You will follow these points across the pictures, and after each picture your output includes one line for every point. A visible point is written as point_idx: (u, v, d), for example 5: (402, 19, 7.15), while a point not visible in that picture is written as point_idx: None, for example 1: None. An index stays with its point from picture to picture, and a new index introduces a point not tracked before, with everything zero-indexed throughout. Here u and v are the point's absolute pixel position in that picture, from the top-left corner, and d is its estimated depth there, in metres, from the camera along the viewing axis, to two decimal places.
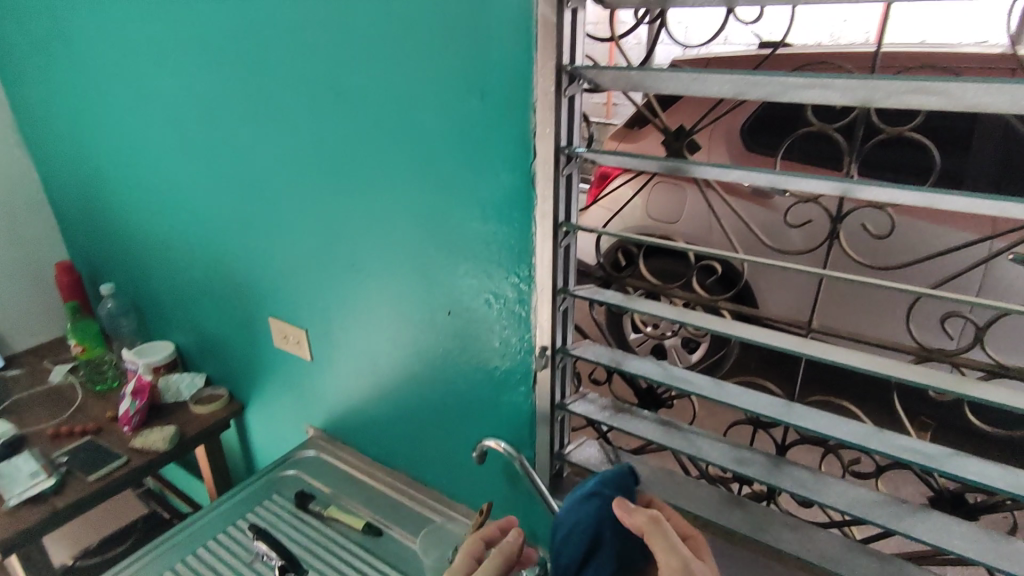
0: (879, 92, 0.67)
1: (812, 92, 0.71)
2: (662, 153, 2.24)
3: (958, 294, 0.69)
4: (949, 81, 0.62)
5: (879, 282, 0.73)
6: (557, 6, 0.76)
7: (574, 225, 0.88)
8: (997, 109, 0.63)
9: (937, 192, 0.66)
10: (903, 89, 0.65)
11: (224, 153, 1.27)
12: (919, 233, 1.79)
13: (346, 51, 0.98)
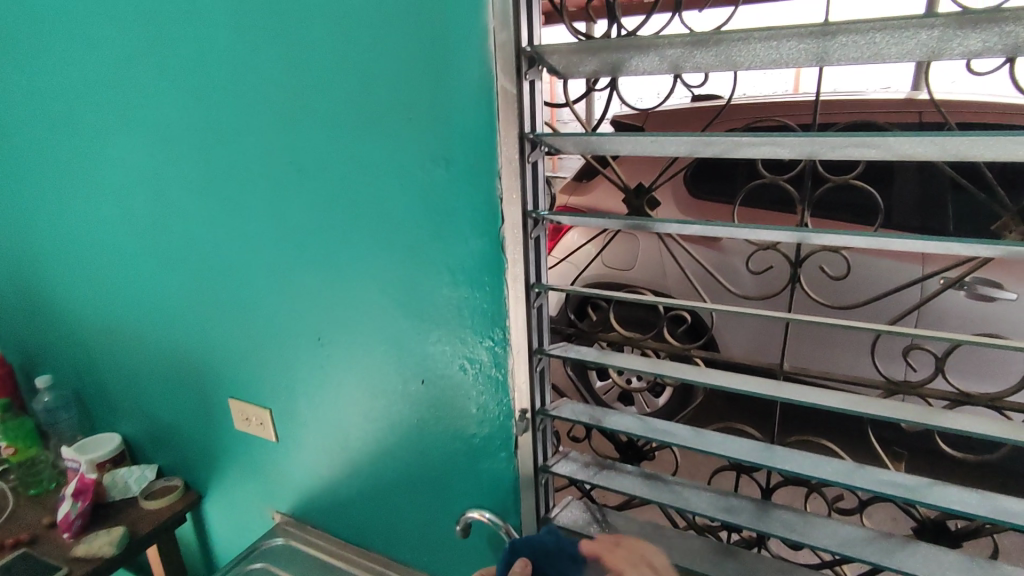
0: (823, 147, 0.72)
1: (763, 150, 0.75)
2: (613, 205, 2.32)
3: (918, 329, 0.71)
4: (885, 136, 0.67)
5: (844, 322, 0.75)
6: (516, 78, 0.79)
7: (545, 285, 0.89)
8: (928, 158, 0.68)
9: (890, 237, 0.70)
10: (844, 143, 0.70)
11: (175, 232, 1.23)
12: (871, 272, 1.91)
13: (304, 127, 0.98)
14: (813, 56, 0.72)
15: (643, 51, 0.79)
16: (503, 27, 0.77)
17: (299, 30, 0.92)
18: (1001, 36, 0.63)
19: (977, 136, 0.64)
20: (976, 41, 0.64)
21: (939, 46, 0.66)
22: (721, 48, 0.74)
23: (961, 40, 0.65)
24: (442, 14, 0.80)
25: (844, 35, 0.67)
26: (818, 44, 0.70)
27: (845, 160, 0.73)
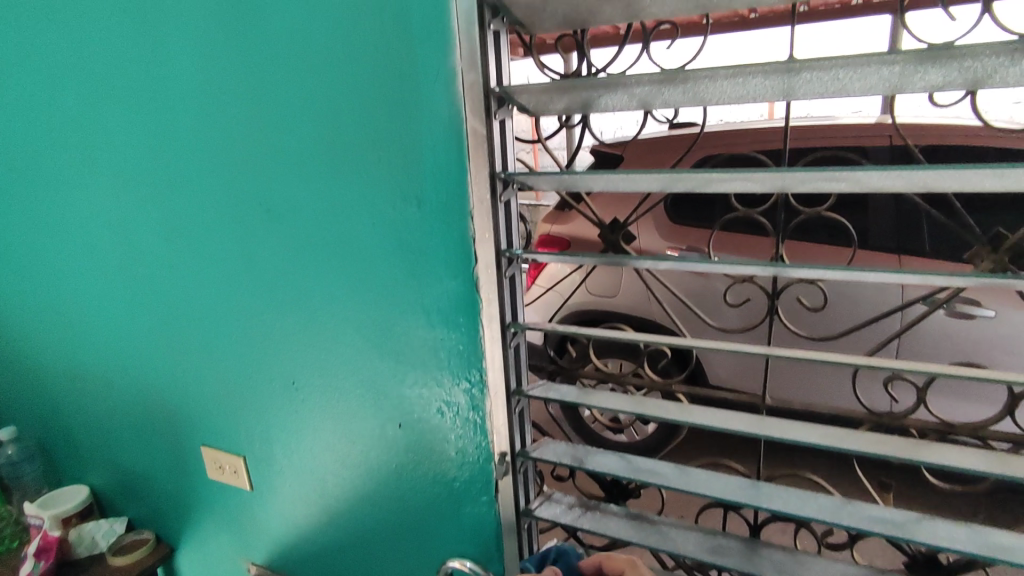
0: (793, 181, 0.72)
1: (735, 184, 0.75)
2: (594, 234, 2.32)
3: (896, 363, 0.70)
4: (855, 171, 0.67)
5: (822, 357, 0.74)
6: (485, 118, 0.79)
7: (522, 324, 0.88)
8: (898, 190, 0.68)
9: (864, 271, 0.70)
10: (814, 178, 0.70)
11: (144, 276, 1.20)
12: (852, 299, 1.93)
13: (274, 169, 0.96)
14: (779, 91, 0.72)
15: (612, 88, 0.79)
16: (471, 67, 0.77)
17: (268, 73, 0.91)
18: (962, 70, 0.63)
19: (944, 170, 0.64)
20: (937, 75, 0.65)
21: (902, 81, 0.67)
22: (688, 86, 0.75)
23: (923, 75, 0.65)
24: (410, 56, 0.80)
25: (808, 71, 0.68)
26: (784, 80, 0.70)
27: (818, 193, 0.73)
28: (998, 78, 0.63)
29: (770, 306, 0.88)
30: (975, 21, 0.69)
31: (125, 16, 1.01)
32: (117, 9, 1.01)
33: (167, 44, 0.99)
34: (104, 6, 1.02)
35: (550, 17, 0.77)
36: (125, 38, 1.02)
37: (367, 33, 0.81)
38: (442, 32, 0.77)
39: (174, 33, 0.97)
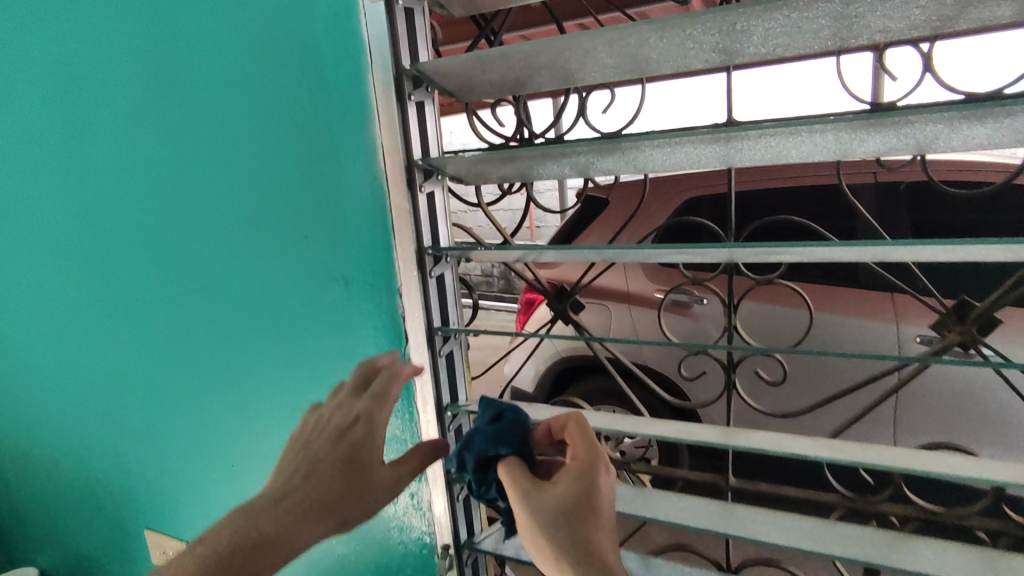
0: (738, 254, 0.67)
1: (681, 256, 0.70)
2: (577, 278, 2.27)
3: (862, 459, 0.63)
4: (798, 246, 0.63)
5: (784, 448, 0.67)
6: (410, 193, 0.74)
7: (460, 407, 0.81)
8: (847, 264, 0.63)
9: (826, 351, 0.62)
10: (757, 253, 0.66)
11: (77, 355, 1.13)
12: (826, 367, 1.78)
13: (197, 246, 0.91)
14: (717, 158, 0.70)
15: (548, 158, 0.76)
16: (393, 141, 0.73)
17: (182, 149, 0.86)
18: (909, 135, 0.59)
19: (892, 244, 0.59)
20: (882, 141, 0.61)
21: (843, 147, 0.64)
22: (620, 155, 0.73)
23: (867, 140, 0.62)
24: (329, 129, 0.76)
25: (747, 138, 0.65)
26: (724, 147, 0.67)
27: (768, 260, 0.66)
28: (942, 144, 0.60)
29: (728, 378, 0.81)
30: (917, 80, 0.65)
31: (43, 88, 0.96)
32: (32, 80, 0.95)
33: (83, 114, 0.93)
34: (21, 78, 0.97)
35: (485, 87, 0.75)
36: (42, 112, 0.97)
37: (285, 111, 0.77)
38: (359, 106, 0.73)
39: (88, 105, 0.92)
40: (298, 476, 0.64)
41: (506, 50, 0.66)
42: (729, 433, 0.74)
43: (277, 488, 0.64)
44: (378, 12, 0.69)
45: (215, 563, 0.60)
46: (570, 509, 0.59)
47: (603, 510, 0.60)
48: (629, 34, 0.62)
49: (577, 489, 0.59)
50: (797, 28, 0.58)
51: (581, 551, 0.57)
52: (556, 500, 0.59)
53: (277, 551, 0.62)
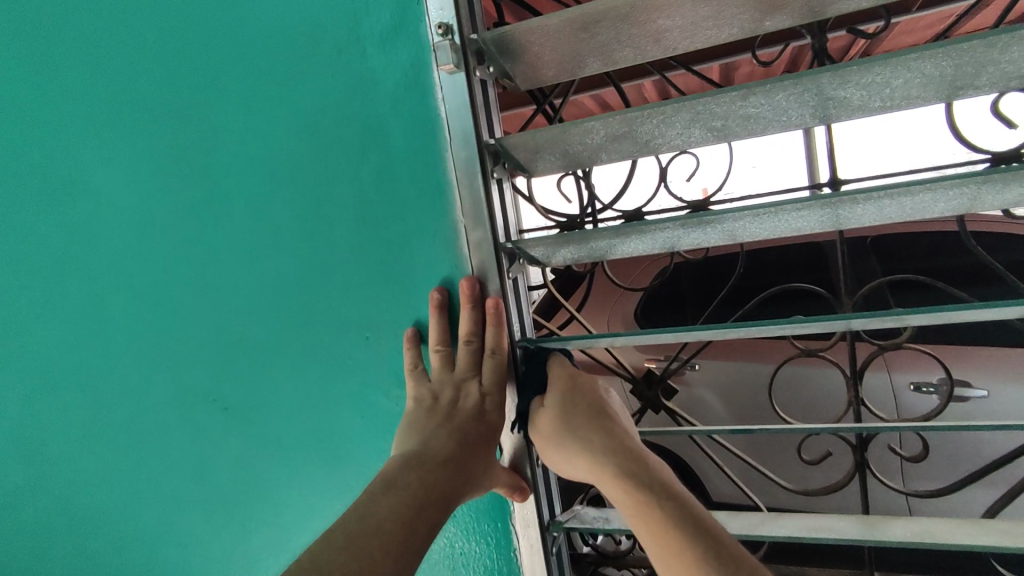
0: (857, 325, 0.59)
1: (789, 329, 0.60)
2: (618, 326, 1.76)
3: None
4: (940, 311, 0.55)
5: (949, 545, 0.58)
6: (499, 278, 0.64)
7: (560, 525, 0.66)
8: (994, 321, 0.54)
9: (956, 423, 0.59)
10: (877, 322, 0.57)
11: (70, 493, 0.97)
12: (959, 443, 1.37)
13: (230, 341, 0.79)
14: (828, 222, 0.61)
15: (629, 236, 0.65)
16: (476, 225, 0.63)
17: (219, 233, 0.76)
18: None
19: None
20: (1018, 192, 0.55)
21: (970, 203, 0.57)
22: (719, 226, 0.63)
23: (1002, 193, 0.55)
24: (401, 218, 0.67)
25: (858, 203, 0.57)
26: (836, 212, 0.58)
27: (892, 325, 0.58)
28: None
29: (860, 457, 0.83)
30: None
31: (42, 162, 0.82)
32: (23, 179, 0.85)
33: (91, 227, 0.82)
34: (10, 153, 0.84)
35: (554, 160, 0.66)
36: (38, 190, 0.83)
37: (332, 205, 0.70)
38: (437, 186, 0.65)
39: (98, 179, 0.80)
40: (453, 442, 0.62)
41: (603, 119, 0.59)
42: (867, 523, 0.65)
43: (430, 450, 0.62)
44: (456, 84, 0.61)
45: (399, 527, 0.58)
46: (564, 427, 0.61)
47: (595, 411, 0.62)
48: (753, 93, 0.55)
49: (564, 407, 0.62)
50: (929, 80, 0.54)
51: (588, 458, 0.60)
52: (549, 424, 0.62)
53: (443, 508, 0.61)
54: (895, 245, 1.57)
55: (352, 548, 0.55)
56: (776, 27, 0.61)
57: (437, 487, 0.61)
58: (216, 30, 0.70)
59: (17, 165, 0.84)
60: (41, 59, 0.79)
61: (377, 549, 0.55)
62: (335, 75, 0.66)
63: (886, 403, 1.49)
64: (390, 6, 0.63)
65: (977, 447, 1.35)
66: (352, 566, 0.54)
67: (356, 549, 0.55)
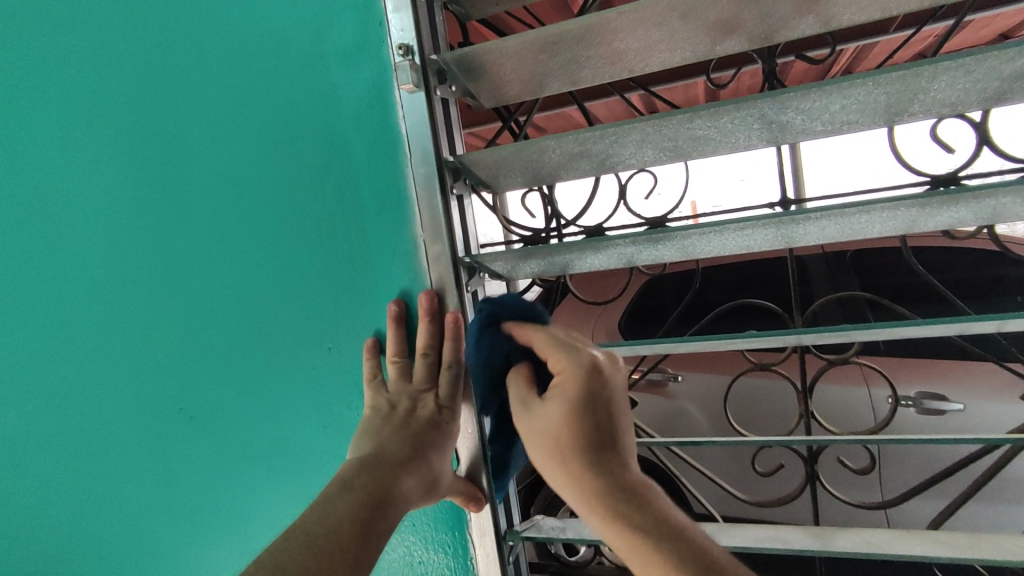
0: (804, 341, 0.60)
1: (738, 343, 0.61)
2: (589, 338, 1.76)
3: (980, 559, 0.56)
4: (881, 327, 0.56)
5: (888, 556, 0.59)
6: (456, 291, 0.65)
7: (519, 535, 0.67)
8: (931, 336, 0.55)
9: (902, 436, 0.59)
10: (821, 338, 0.59)
11: (34, 503, 0.97)
12: (911, 451, 1.40)
13: (197, 348, 0.80)
14: (777, 239, 0.63)
15: (586, 252, 0.66)
16: (435, 239, 0.65)
17: (187, 240, 0.77)
18: (984, 209, 0.56)
19: (975, 317, 0.52)
20: (953, 215, 0.57)
21: (910, 224, 0.59)
22: (672, 242, 0.64)
23: (940, 214, 0.57)
24: (363, 230, 0.68)
25: (802, 222, 0.58)
26: (780, 231, 0.60)
27: (839, 341, 0.58)
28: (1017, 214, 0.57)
29: (810, 468, 0.86)
30: (975, 152, 0.65)
31: (17, 169, 0.83)
32: None
33: (58, 236, 0.84)
34: None
35: (516, 177, 0.68)
36: (11, 195, 0.84)
37: (295, 216, 0.71)
38: (398, 199, 0.66)
39: (71, 185, 0.81)
40: (406, 447, 0.63)
41: (558, 138, 0.60)
42: (816, 534, 0.65)
43: (382, 454, 0.63)
44: (416, 102, 0.63)
45: (357, 529, 0.59)
46: (570, 438, 0.54)
47: (608, 420, 0.55)
48: (699, 116, 0.57)
49: (575, 411, 0.54)
50: (868, 105, 0.56)
51: (593, 481, 0.53)
52: (551, 425, 0.55)
53: (399, 509, 0.62)
54: (868, 263, 1.61)
55: (311, 548, 0.57)
56: (727, 52, 0.63)
57: (393, 487, 0.62)
58: (183, 46, 0.72)
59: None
60: (11, 70, 0.80)
61: (333, 553, 0.57)
62: (300, 91, 0.68)
63: (864, 415, 1.50)
64: (353, 24, 0.64)
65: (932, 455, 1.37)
66: (310, 565, 0.56)
67: (315, 547, 0.57)
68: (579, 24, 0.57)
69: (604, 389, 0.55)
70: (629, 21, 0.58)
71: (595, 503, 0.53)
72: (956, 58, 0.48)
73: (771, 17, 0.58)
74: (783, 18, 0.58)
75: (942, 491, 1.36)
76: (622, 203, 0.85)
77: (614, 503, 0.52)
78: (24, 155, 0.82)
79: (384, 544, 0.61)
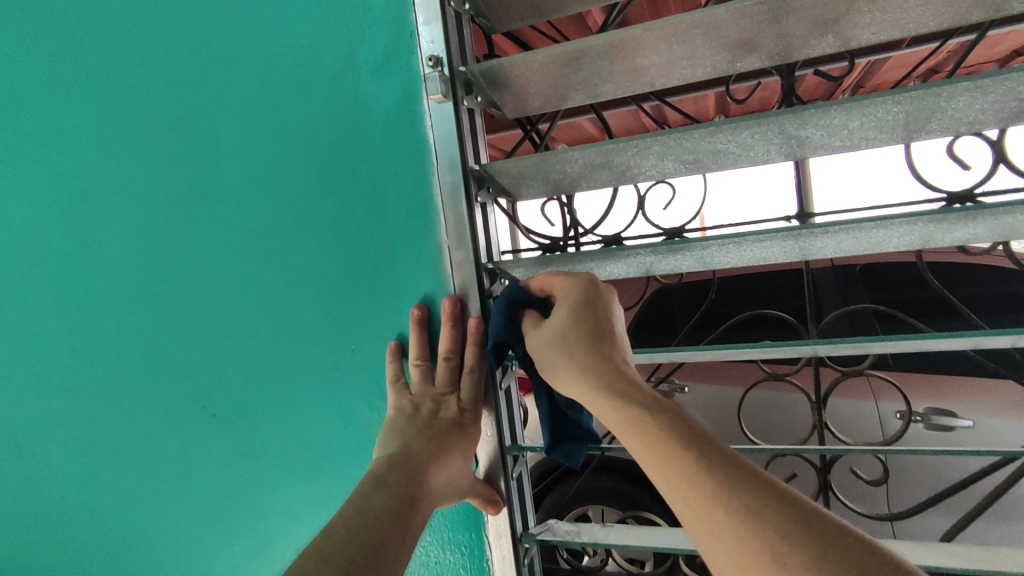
0: (821, 353, 0.60)
1: (756, 353, 0.61)
2: None
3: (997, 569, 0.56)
4: (900, 340, 0.56)
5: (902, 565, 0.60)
6: (479, 298, 0.66)
7: (535, 537, 0.68)
8: (949, 349, 0.56)
9: (917, 447, 0.59)
10: (839, 349, 0.59)
11: (55, 497, 0.99)
12: (923, 465, 1.39)
13: (222, 347, 0.82)
14: (795, 251, 0.64)
15: (606, 261, 0.67)
16: (459, 246, 0.66)
17: (216, 241, 0.79)
18: (1000, 225, 0.57)
19: (989, 332, 0.53)
20: (970, 231, 0.58)
21: (928, 238, 0.60)
22: (691, 252, 0.65)
23: (957, 230, 0.58)
24: (389, 235, 0.70)
25: (820, 236, 0.60)
26: (798, 243, 0.61)
27: (855, 353, 0.59)
28: None
29: (823, 479, 0.87)
30: (992, 169, 0.65)
31: (52, 169, 0.86)
32: (28, 185, 0.88)
33: (89, 236, 0.86)
34: (20, 157, 0.87)
35: (538, 186, 0.70)
36: (45, 194, 0.87)
37: (323, 221, 0.73)
38: (423, 206, 0.68)
39: (104, 185, 0.83)
40: (433, 446, 0.65)
41: (582, 150, 0.62)
42: None
43: (410, 453, 0.64)
44: (444, 113, 0.64)
45: (393, 522, 0.60)
46: (575, 334, 0.56)
47: (609, 326, 0.57)
48: (721, 130, 0.58)
49: (579, 315, 0.57)
50: (885, 122, 0.57)
51: (596, 369, 0.53)
52: (557, 329, 0.57)
53: (427, 507, 0.64)
54: (879, 277, 1.61)
55: (354, 541, 0.57)
56: (747, 68, 0.65)
57: (422, 484, 0.63)
58: (218, 55, 0.74)
59: (18, 175, 0.87)
60: (49, 73, 0.83)
61: (376, 546, 0.57)
62: (331, 100, 0.70)
63: (874, 428, 1.50)
64: (383, 36, 0.67)
65: (943, 468, 1.36)
66: (357, 559, 0.56)
67: (358, 539, 0.57)
68: (603, 40, 0.59)
69: (603, 300, 0.59)
70: (653, 39, 0.60)
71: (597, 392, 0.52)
72: (974, 79, 0.50)
73: (790, 37, 0.59)
74: (803, 37, 0.59)
75: (956, 504, 1.34)
76: (639, 212, 0.86)
77: (619, 386, 0.52)
78: (59, 156, 0.85)
79: (416, 540, 0.62)
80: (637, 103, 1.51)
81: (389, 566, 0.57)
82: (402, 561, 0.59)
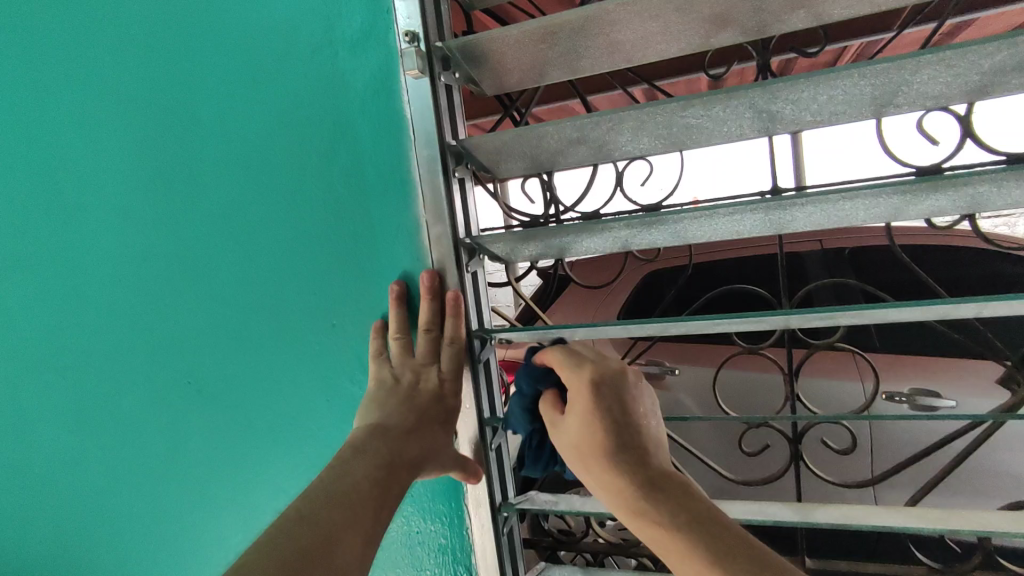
0: (792, 323, 0.62)
1: (728, 324, 0.63)
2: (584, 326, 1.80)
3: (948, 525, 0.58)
4: (869, 310, 0.58)
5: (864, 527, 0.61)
6: (457, 271, 0.67)
7: (513, 506, 0.70)
8: (911, 318, 0.57)
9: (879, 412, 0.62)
10: (809, 319, 0.61)
11: (42, 473, 1.00)
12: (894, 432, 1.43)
13: (205, 322, 0.83)
14: (769, 225, 0.65)
15: (585, 235, 0.68)
16: (437, 220, 0.67)
17: (196, 217, 0.80)
18: (964, 198, 0.58)
19: (954, 301, 0.55)
20: (935, 203, 0.59)
21: (896, 210, 0.61)
22: (667, 226, 0.66)
23: (923, 202, 0.59)
24: (368, 211, 0.71)
25: (790, 209, 0.61)
26: (769, 216, 0.63)
27: (823, 323, 0.61)
28: (993, 203, 0.59)
29: (794, 449, 0.89)
30: (958, 144, 0.67)
31: (29, 146, 0.85)
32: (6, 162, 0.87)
33: (72, 215, 0.86)
34: None
35: (516, 162, 0.70)
36: (23, 171, 0.87)
37: (304, 199, 0.74)
38: (401, 183, 0.69)
39: (83, 161, 0.83)
40: (411, 418, 0.67)
41: (558, 125, 0.62)
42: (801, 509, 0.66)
43: (390, 424, 0.66)
44: (421, 87, 0.65)
45: (373, 489, 0.62)
46: (589, 441, 0.59)
47: (623, 422, 0.60)
48: (692, 105, 0.59)
49: (590, 420, 0.60)
50: (854, 97, 0.58)
51: (614, 482, 0.57)
52: (573, 437, 0.61)
53: (411, 475, 0.66)
54: (862, 257, 1.63)
55: (337, 504, 0.60)
56: (722, 44, 0.65)
57: (405, 452, 0.65)
58: (195, 29, 0.74)
59: None
60: (24, 49, 0.82)
61: (359, 509, 0.60)
62: (309, 76, 0.70)
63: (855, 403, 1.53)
64: (360, 11, 0.67)
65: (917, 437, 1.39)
66: (337, 519, 0.59)
67: (342, 502, 0.60)
68: (579, 14, 0.60)
69: (613, 392, 0.61)
70: (626, 14, 0.60)
71: (617, 502, 0.57)
72: (939, 51, 0.50)
73: (764, 11, 0.60)
74: (774, 12, 0.60)
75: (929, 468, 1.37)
76: (619, 189, 0.87)
77: (637, 500, 0.55)
78: (38, 133, 0.85)
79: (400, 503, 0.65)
80: (637, 79, 1.49)
81: (369, 527, 0.60)
82: (384, 522, 0.62)
